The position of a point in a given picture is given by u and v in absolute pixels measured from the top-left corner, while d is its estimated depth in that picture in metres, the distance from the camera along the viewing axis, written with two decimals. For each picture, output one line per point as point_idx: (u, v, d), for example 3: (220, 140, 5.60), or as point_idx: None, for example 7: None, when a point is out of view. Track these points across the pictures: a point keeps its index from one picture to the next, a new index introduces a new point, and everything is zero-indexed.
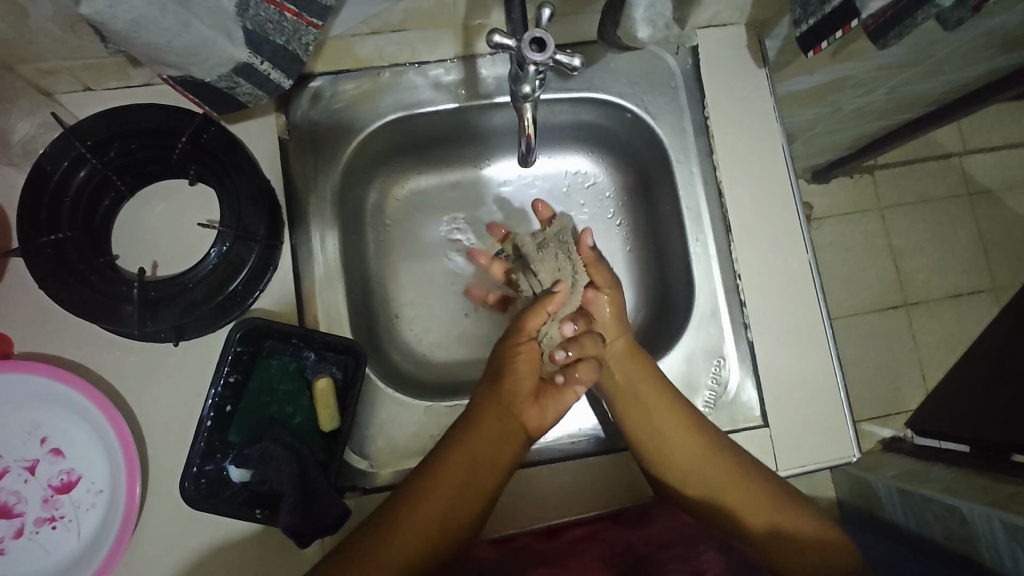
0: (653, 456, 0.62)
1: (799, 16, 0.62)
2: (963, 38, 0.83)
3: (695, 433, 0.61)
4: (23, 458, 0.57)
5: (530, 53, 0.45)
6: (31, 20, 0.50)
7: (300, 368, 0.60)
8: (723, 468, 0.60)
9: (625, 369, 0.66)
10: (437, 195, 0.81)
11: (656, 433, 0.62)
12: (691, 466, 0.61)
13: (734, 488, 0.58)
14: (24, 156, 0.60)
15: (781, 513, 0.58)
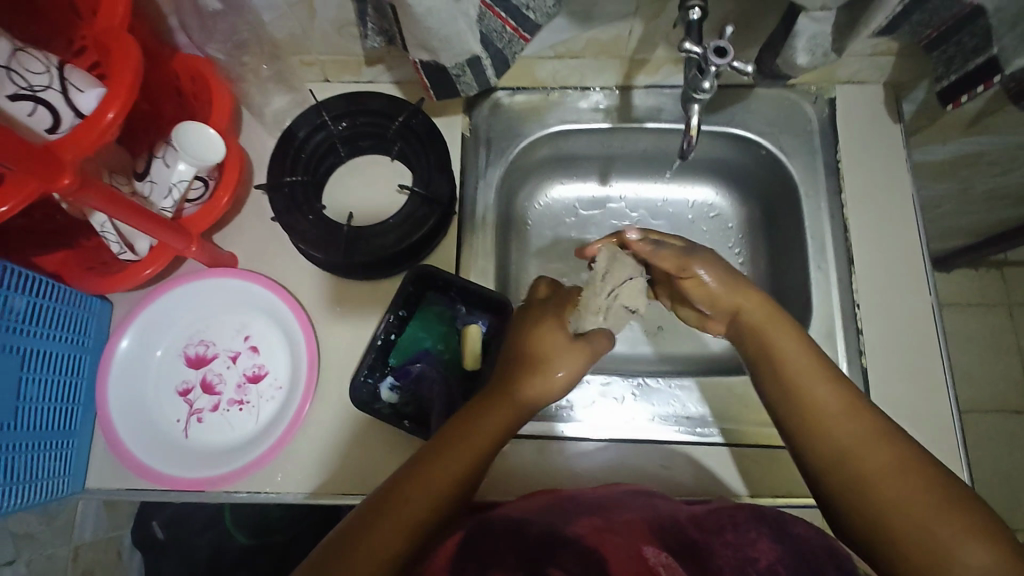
0: (807, 428, 0.53)
1: (941, 72, 0.68)
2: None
3: (867, 420, 0.52)
4: (229, 348, 0.71)
5: (713, 58, 0.56)
6: (316, 21, 0.69)
7: (452, 317, 0.71)
8: (869, 440, 0.50)
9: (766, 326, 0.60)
10: (572, 205, 0.92)
11: (815, 403, 0.53)
12: (861, 454, 0.50)
13: (878, 470, 0.49)
14: (275, 123, 0.78)
15: (935, 503, 0.46)
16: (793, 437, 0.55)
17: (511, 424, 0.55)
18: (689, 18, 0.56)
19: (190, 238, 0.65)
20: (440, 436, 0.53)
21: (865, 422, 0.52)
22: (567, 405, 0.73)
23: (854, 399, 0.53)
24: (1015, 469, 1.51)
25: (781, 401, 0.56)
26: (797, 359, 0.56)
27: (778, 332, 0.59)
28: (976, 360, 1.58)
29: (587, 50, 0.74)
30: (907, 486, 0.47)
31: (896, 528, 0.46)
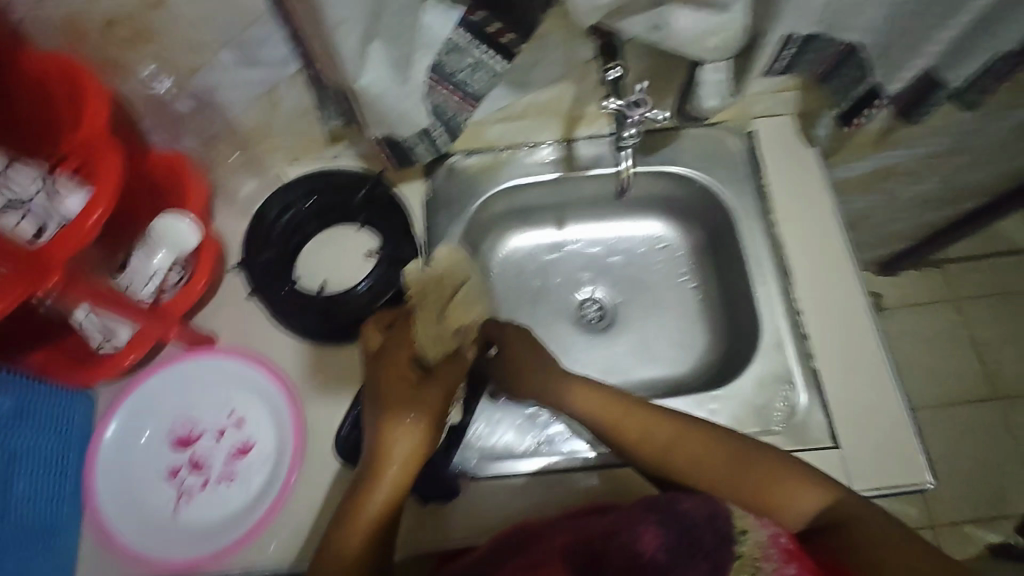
0: (627, 440, 0.65)
1: (838, 99, 0.78)
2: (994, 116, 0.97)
3: (656, 417, 0.65)
4: (215, 425, 0.72)
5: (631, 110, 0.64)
6: (279, 111, 0.76)
7: None
8: (673, 434, 0.64)
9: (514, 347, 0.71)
10: (533, 252, 0.98)
11: (637, 438, 0.65)
12: (683, 461, 0.63)
13: (688, 458, 0.63)
14: (246, 205, 0.82)
15: (738, 463, 0.62)
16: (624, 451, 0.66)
17: (408, 471, 0.59)
18: (609, 78, 0.64)
19: (170, 322, 0.70)
20: (349, 502, 0.58)
21: (658, 421, 0.65)
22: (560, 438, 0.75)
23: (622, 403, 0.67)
24: (989, 456, 1.57)
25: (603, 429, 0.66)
26: (604, 402, 0.67)
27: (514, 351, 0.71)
28: (936, 355, 1.66)
29: (527, 113, 0.83)
30: (714, 459, 0.62)
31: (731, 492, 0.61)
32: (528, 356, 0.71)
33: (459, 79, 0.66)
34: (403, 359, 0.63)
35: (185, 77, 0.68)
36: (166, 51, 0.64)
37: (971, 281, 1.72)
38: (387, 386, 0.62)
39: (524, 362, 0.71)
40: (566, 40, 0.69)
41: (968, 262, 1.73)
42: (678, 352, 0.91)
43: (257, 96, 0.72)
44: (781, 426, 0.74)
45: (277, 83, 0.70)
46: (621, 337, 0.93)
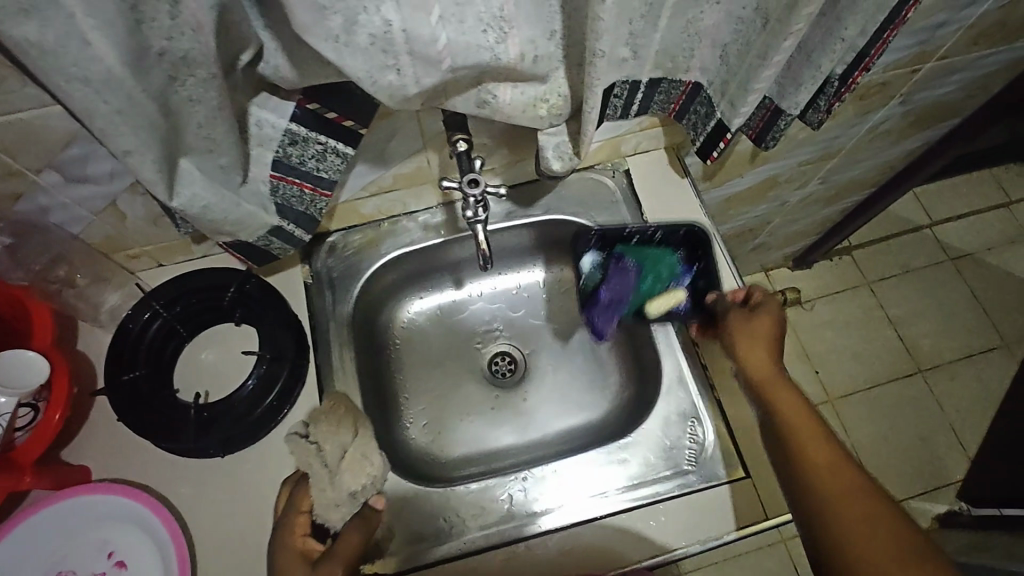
0: (797, 461, 0.62)
1: (693, 135, 0.80)
2: (852, 123, 1.03)
3: (832, 455, 0.61)
4: (92, 572, 0.66)
5: (468, 189, 0.65)
6: (128, 220, 0.71)
7: (647, 237, 0.85)
8: (839, 474, 0.60)
9: (745, 342, 0.72)
10: (436, 315, 0.96)
11: (812, 462, 0.61)
12: (813, 485, 0.60)
13: (834, 493, 0.59)
14: (110, 320, 0.76)
15: (883, 528, 0.56)
16: (795, 470, 0.62)
17: None
18: (458, 150, 0.64)
19: (22, 471, 0.63)
20: None
21: (829, 453, 0.61)
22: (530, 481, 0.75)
23: (823, 432, 0.63)
24: (922, 428, 1.63)
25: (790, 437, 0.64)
26: (803, 419, 0.65)
27: (765, 358, 0.70)
28: (858, 338, 1.73)
29: (399, 184, 0.81)
30: (858, 511, 0.57)
31: (872, 556, 0.55)
32: (754, 329, 0.72)
33: (308, 167, 0.64)
34: (298, 532, 0.63)
35: (7, 203, 0.63)
36: None
37: (878, 263, 1.81)
38: (282, 558, 0.62)
39: (739, 340, 0.72)
40: (415, 114, 0.68)
41: (871, 246, 1.83)
42: (592, 395, 0.90)
43: (98, 209, 0.68)
44: (694, 465, 0.73)
45: (116, 194, 0.66)
46: (534, 391, 0.92)
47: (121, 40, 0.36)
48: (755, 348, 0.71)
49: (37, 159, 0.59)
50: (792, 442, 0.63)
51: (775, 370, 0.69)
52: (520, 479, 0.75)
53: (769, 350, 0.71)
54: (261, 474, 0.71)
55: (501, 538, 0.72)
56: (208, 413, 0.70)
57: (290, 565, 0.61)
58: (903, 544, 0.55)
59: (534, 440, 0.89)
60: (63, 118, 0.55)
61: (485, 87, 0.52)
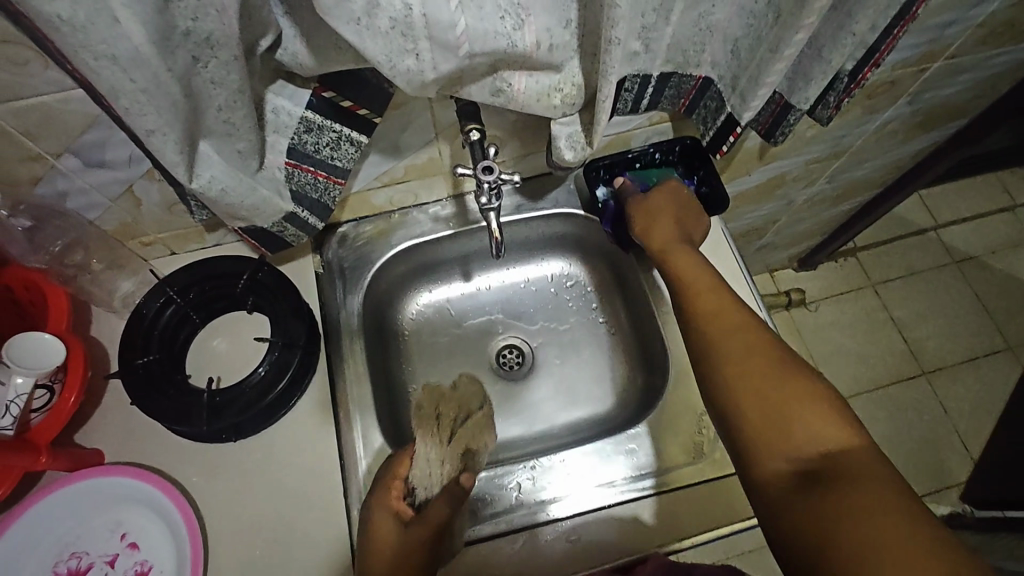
0: (696, 320, 0.68)
1: (702, 130, 0.81)
2: (860, 122, 1.04)
3: (749, 326, 0.65)
4: (105, 553, 0.67)
5: (482, 176, 0.65)
6: (143, 207, 0.72)
7: (651, 158, 0.87)
8: (749, 343, 0.63)
9: (658, 220, 0.78)
10: (445, 307, 0.96)
11: (719, 316, 0.66)
12: (722, 352, 0.63)
13: (737, 355, 0.62)
14: (124, 306, 0.78)
15: (783, 386, 0.59)
16: (690, 322, 0.68)
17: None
18: (471, 139, 0.65)
19: (37, 450, 0.63)
20: None
21: (738, 324, 0.65)
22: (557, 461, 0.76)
23: (738, 313, 0.66)
24: (926, 430, 1.63)
25: (691, 300, 0.69)
26: (692, 261, 0.73)
27: (672, 237, 0.76)
28: (862, 339, 1.73)
29: (411, 175, 0.82)
30: (765, 367, 0.60)
31: (775, 427, 0.57)
32: (661, 216, 0.78)
33: (322, 155, 0.65)
34: (393, 493, 0.64)
35: (25, 187, 0.64)
36: None
37: (883, 265, 1.81)
38: (376, 513, 0.63)
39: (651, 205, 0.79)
40: (428, 104, 0.69)
41: (876, 248, 1.83)
42: (600, 388, 0.91)
43: (115, 196, 0.69)
44: (700, 455, 0.75)
45: (132, 180, 0.67)
46: (542, 383, 0.92)
47: (149, 19, 0.37)
48: (669, 229, 0.77)
49: (58, 144, 0.60)
50: (692, 299, 0.70)
51: (686, 250, 0.74)
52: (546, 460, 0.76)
53: (679, 216, 0.79)
54: (272, 460, 0.72)
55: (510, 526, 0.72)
56: (220, 400, 0.71)
57: (380, 522, 0.62)
58: (800, 389, 0.58)
59: (541, 432, 0.89)
60: (85, 103, 0.56)
61: (500, 75, 0.53)
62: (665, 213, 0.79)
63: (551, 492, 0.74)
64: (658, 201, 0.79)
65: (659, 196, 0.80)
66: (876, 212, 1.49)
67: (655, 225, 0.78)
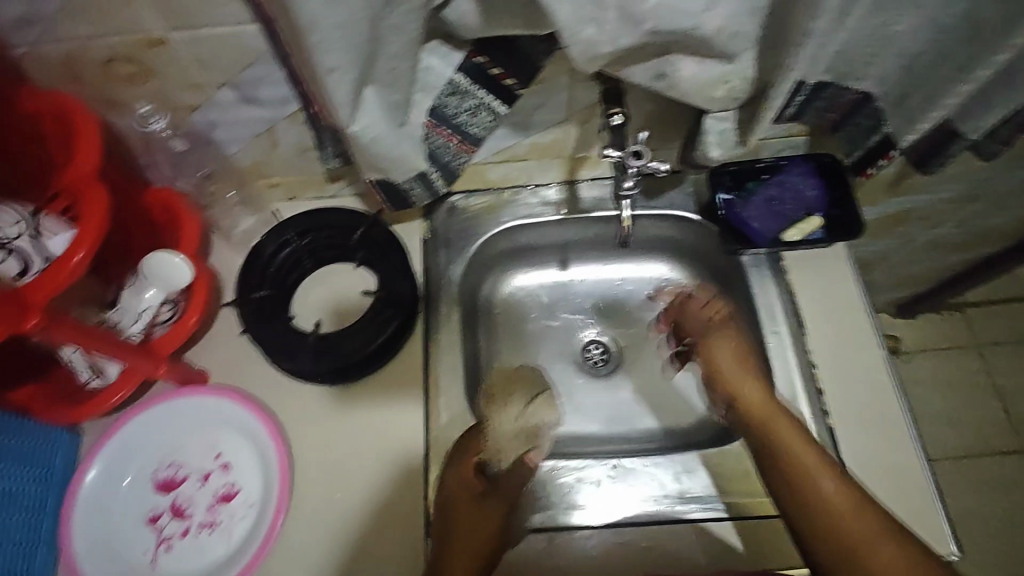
0: (785, 471, 0.67)
1: (847, 148, 0.75)
2: (1013, 164, 0.95)
3: (816, 456, 0.67)
4: (200, 468, 0.70)
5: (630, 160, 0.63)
6: (277, 148, 0.75)
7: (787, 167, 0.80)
8: (831, 484, 0.65)
9: (727, 364, 0.76)
10: (537, 292, 0.95)
11: (791, 459, 0.67)
12: (814, 492, 0.65)
13: (815, 479, 0.65)
14: (243, 241, 0.81)
15: (878, 533, 0.62)
16: (773, 474, 0.68)
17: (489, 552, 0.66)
18: (612, 123, 0.63)
19: (159, 360, 0.67)
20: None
21: (804, 444, 0.68)
22: (642, 465, 0.73)
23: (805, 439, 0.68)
24: (1013, 512, 1.49)
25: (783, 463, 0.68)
26: (741, 369, 0.76)
27: (742, 369, 0.76)
28: (956, 401, 1.60)
29: (531, 153, 0.81)
30: (840, 496, 0.64)
31: (864, 558, 0.61)
32: (734, 372, 0.76)
33: (460, 120, 0.65)
34: (468, 470, 0.69)
35: (183, 114, 0.68)
36: (163, 89, 0.64)
37: (993, 327, 1.66)
38: (453, 489, 0.68)
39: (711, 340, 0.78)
40: (569, 83, 0.68)
41: (989, 306, 1.67)
42: (686, 401, 0.87)
43: (256, 134, 0.72)
44: None
45: (275, 121, 0.70)
46: (626, 385, 0.90)
47: None
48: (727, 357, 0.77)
49: (220, 75, 0.63)
50: (774, 451, 0.68)
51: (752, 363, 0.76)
52: (629, 462, 0.73)
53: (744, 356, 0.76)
54: (359, 410, 0.73)
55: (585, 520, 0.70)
56: (321, 342, 0.73)
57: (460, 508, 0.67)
58: (891, 537, 0.62)
59: (619, 434, 0.87)
60: (254, 39, 0.58)
61: (668, 58, 0.51)
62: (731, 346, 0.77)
63: (630, 495, 0.72)
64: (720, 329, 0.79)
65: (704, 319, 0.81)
66: (999, 268, 1.37)
67: (737, 384, 0.75)
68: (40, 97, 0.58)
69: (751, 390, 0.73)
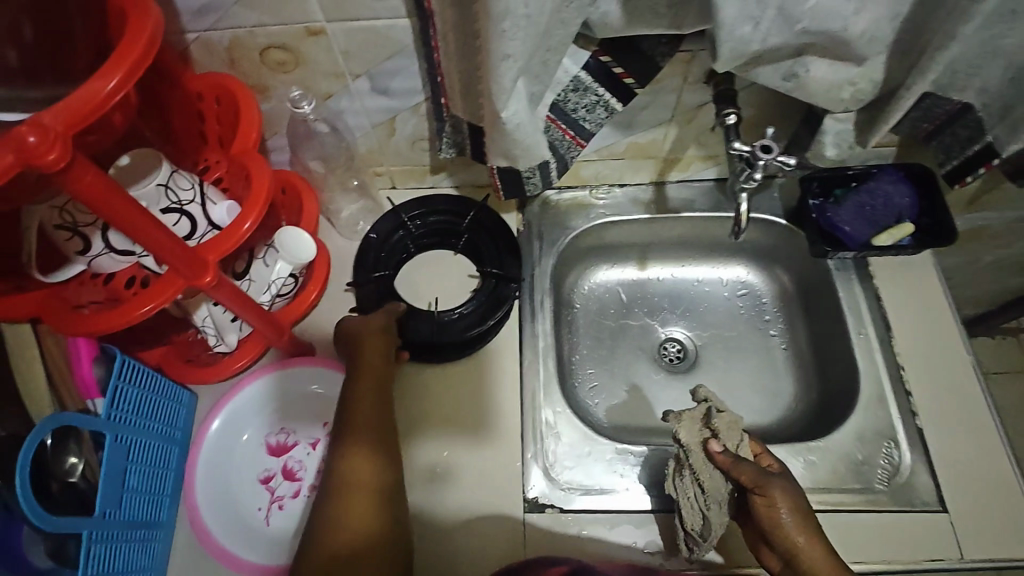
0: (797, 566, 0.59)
1: (942, 158, 0.77)
2: None
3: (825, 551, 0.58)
4: (310, 435, 0.74)
5: (759, 153, 0.64)
6: (393, 138, 0.80)
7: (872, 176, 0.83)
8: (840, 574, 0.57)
9: (798, 527, 0.59)
10: (616, 288, 0.98)
11: (804, 559, 0.58)
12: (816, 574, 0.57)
13: None
14: (348, 225, 0.86)
15: None
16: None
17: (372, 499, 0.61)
18: (727, 122, 0.66)
19: (282, 329, 0.72)
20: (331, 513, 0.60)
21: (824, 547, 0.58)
22: None
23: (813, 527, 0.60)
24: None
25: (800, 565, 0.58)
26: (790, 511, 0.60)
27: (803, 528, 0.59)
28: None
29: (626, 153, 0.85)
30: None
31: None
32: (787, 521, 0.59)
33: (578, 115, 0.69)
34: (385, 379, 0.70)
35: (318, 101, 0.73)
36: (306, 76, 0.69)
37: None
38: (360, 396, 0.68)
39: (767, 484, 0.60)
40: (679, 85, 0.72)
41: None
42: (763, 400, 0.89)
43: (378, 123, 0.76)
44: (884, 486, 0.71)
45: (398, 111, 0.75)
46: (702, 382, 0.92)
47: None
48: (791, 510, 0.60)
49: (362, 65, 0.68)
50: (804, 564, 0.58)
51: (802, 503, 0.61)
52: None
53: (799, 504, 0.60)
54: (459, 385, 0.78)
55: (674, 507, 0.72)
56: (436, 324, 0.78)
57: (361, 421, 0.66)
58: None
59: None
60: (401, 32, 0.63)
61: (803, 59, 0.54)
62: (801, 508, 0.60)
63: None
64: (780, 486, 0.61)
65: (756, 473, 0.61)
66: None
67: (779, 514, 0.60)
68: (207, 78, 0.62)
69: (791, 508, 0.60)
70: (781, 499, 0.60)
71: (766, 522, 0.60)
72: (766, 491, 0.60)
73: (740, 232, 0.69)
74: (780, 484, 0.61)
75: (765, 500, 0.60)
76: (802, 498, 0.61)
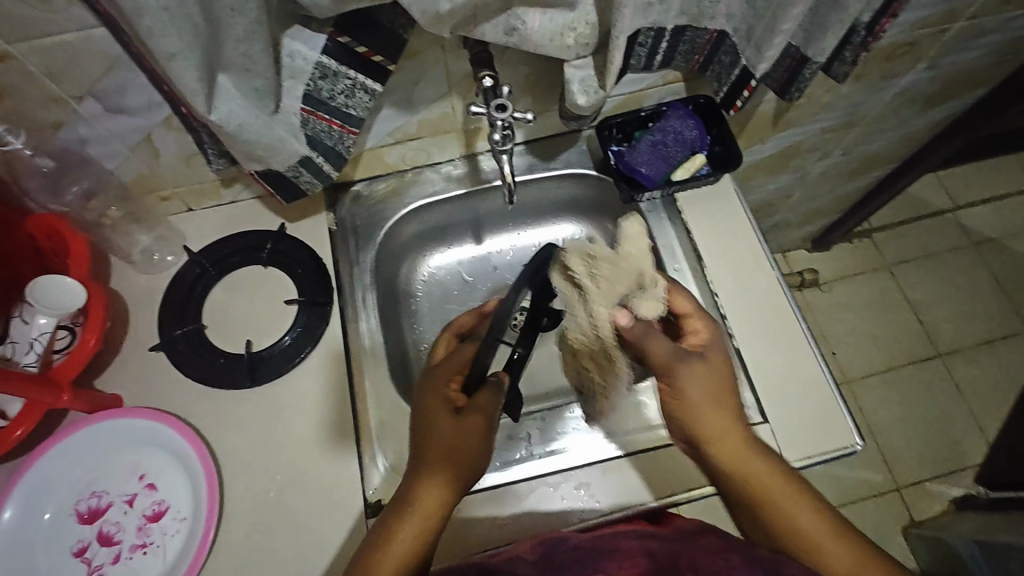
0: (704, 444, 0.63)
1: (716, 87, 0.81)
2: (874, 87, 1.03)
3: (733, 425, 0.63)
4: (125, 492, 0.68)
5: (495, 114, 0.65)
6: (161, 158, 0.73)
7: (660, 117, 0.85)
8: (747, 444, 0.63)
9: (712, 408, 0.64)
10: (456, 268, 0.96)
11: (711, 434, 0.63)
12: (722, 451, 0.63)
13: (754, 460, 0.62)
14: (143, 258, 0.79)
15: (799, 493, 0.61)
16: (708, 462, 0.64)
17: (435, 512, 0.58)
18: (484, 85, 0.65)
19: (61, 389, 0.65)
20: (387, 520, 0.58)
21: (732, 422, 0.64)
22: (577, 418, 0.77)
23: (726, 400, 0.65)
24: (938, 410, 1.58)
25: (710, 444, 0.63)
26: (697, 393, 0.64)
27: (715, 409, 0.64)
28: (874, 320, 1.68)
29: (424, 131, 0.82)
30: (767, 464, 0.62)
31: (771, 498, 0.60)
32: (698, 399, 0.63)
33: (337, 103, 0.64)
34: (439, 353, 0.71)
35: (48, 132, 0.65)
36: (20, 107, 0.62)
37: (902, 246, 1.76)
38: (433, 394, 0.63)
39: (676, 363, 0.64)
40: (440, 54, 0.70)
41: (895, 228, 1.77)
42: None
43: (133, 145, 0.70)
44: None
45: (150, 129, 0.68)
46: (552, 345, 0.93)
47: None
48: (702, 399, 0.64)
49: (79, 86, 0.61)
50: (715, 444, 0.63)
51: (718, 385, 0.65)
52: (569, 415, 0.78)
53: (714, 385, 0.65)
54: (283, 406, 0.74)
55: (523, 474, 0.72)
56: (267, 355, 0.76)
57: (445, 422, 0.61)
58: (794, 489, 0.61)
59: (550, 390, 0.90)
60: (105, 43, 0.57)
61: (514, 12, 0.54)
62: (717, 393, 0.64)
63: (564, 444, 0.75)
64: (698, 369, 0.65)
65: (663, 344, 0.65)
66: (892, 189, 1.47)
67: (686, 396, 0.64)
68: None
69: (698, 390, 0.64)
70: (702, 375, 0.64)
71: (674, 407, 0.65)
72: (680, 371, 0.64)
73: (513, 194, 0.75)
74: (694, 362, 0.65)
75: (687, 379, 0.64)
76: (720, 380, 0.65)
